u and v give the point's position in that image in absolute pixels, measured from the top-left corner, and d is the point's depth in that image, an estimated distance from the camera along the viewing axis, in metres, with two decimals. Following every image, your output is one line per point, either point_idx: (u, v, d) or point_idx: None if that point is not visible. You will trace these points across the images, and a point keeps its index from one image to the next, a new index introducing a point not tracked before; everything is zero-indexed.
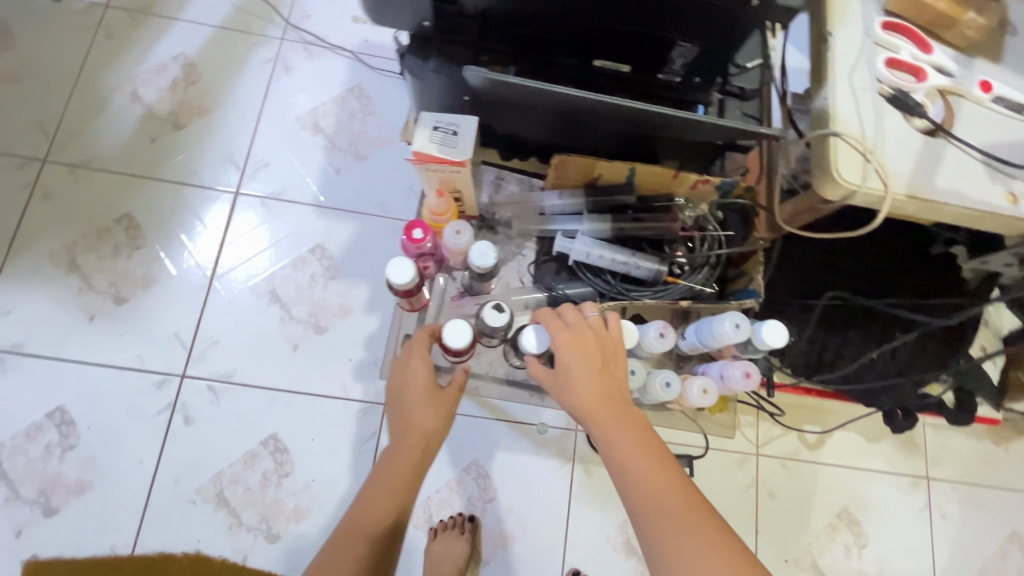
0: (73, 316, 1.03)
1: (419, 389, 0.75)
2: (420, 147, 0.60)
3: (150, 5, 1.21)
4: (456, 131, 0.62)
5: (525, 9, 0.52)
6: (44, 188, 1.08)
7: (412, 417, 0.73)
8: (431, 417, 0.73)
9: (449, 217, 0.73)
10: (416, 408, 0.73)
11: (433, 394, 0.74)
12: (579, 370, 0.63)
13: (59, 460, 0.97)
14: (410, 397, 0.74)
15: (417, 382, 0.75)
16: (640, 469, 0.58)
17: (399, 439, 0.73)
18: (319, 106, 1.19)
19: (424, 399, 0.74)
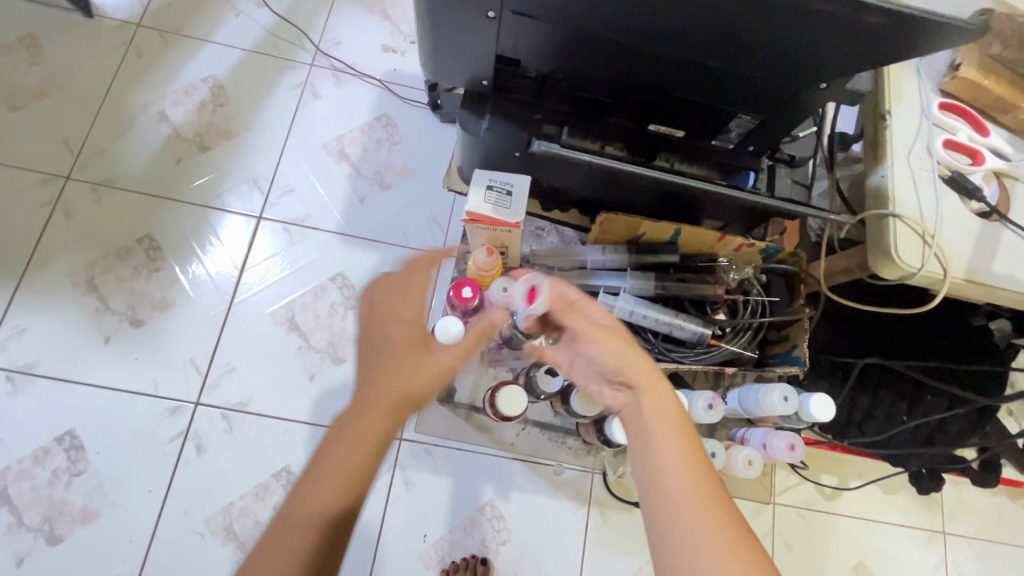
0: (88, 338, 1.01)
1: (397, 341, 0.57)
2: (475, 208, 0.60)
3: (182, 26, 1.21)
4: (511, 191, 0.62)
5: (591, 78, 0.53)
6: (66, 205, 1.08)
7: (383, 379, 0.55)
8: (408, 383, 0.55)
9: (495, 273, 0.71)
10: (385, 366, 0.56)
11: (425, 359, 0.57)
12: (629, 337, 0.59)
13: (66, 486, 0.94)
14: (382, 349, 0.57)
15: (392, 335, 0.57)
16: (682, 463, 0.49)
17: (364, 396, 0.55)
18: (346, 133, 1.19)
19: (399, 356, 0.56)
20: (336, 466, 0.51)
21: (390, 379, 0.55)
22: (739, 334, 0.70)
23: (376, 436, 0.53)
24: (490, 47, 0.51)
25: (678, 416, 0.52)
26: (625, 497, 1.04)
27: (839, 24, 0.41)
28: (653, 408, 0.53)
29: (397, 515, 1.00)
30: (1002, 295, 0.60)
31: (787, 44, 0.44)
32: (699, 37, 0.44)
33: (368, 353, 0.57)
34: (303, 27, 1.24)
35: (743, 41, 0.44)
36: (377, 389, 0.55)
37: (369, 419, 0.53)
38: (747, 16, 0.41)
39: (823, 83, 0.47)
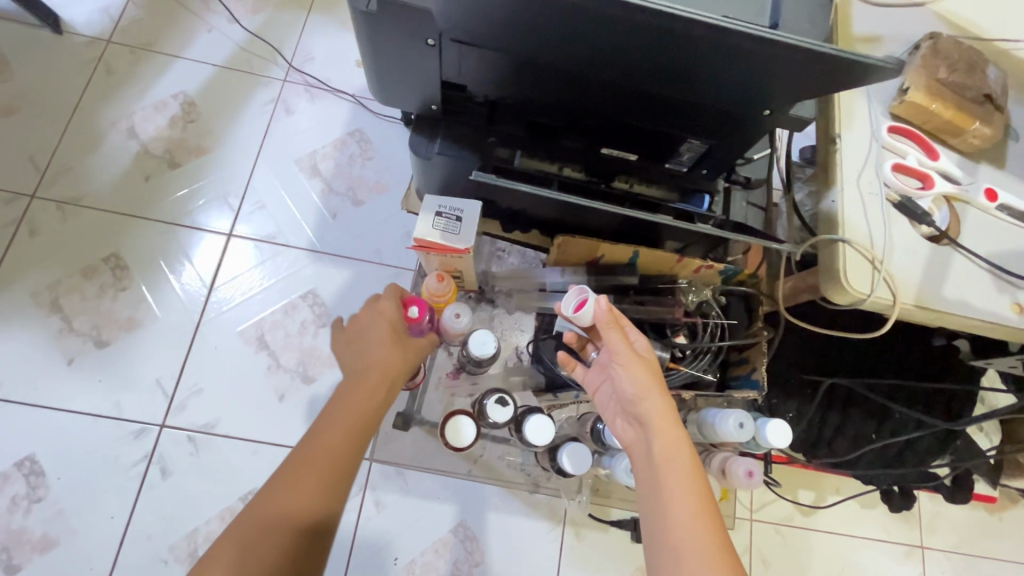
0: (50, 359, 0.99)
1: (380, 329, 0.67)
2: (422, 235, 0.59)
3: (153, 42, 1.20)
4: (460, 217, 0.61)
5: (539, 104, 0.53)
6: (30, 224, 1.06)
7: (372, 357, 0.64)
8: (393, 359, 0.65)
9: (449, 299, 0.73)
10: (373, 347, 0.65)
11: (406, 340, 0.67)
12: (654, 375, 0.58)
13: (25, 513, 0.92)
14: (366, 336, 0.66)
15: (377, 322, 0.67)
16: (691, 517, 0.50)
17: (352, 377, 0.63)
18: (319, 149, 1.18)
19: (385, 337, 0.66)
20: (332, 430, 0.59)
21: (377, 356, 0.64)
22: (699, 357, 0.69)
23: (366, 410, 0.60)
24: (435, 71, 0.50)
25: (691, 465, 0.53)
26: (600, 517, 1.03)
27: (775, 60, 0.40)
28: (667, 451, 0.54)
29: (367, 538, 0.98)
30: (957, 320, 0.58)
31: (729, 73, 0.43)
32: (640, 65, 0.44)
33: (354, 339, 0.66)
34: (276, 43, 1.24)
35: (682, 69, 0.43)
36: (366, 365, 0.64)
37: (361, 388, 0.61)
38: (683, 46, 0.41)
39: (766, 110, 0.47)
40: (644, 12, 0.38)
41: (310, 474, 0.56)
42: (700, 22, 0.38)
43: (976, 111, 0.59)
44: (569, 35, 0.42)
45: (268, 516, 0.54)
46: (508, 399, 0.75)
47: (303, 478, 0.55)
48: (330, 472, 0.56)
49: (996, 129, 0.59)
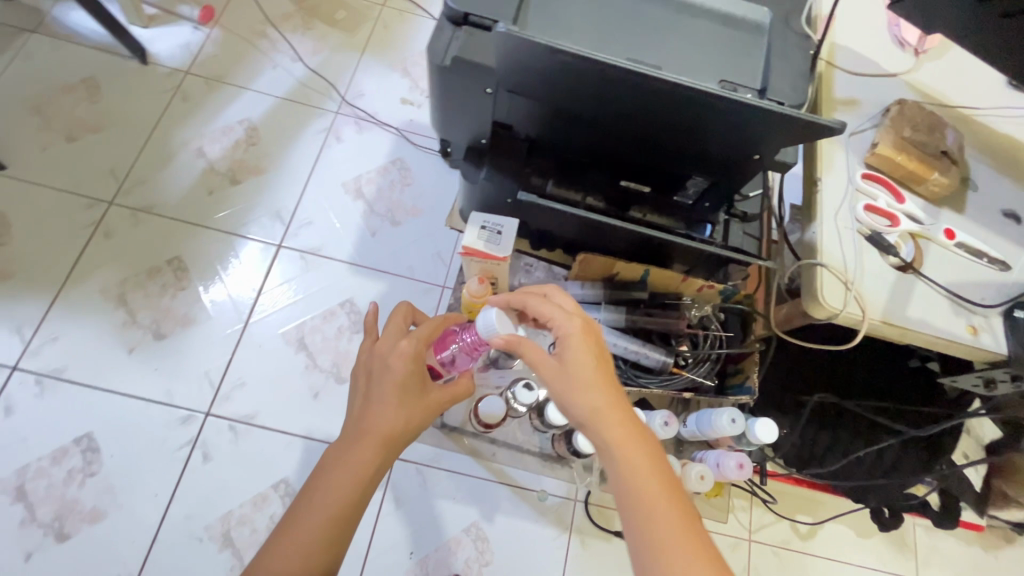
0: (113, 348, 1.10)
1: (387, 383, 0.64)
2: (470, 243, 0.69)
3: (224, 74, 1.36)
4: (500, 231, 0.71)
5: (569, 142, 0.64)
6: (106, 227, 1.19)
7: (377, 416, 0.63)
8: (398, 421, 0.63)
9: (486, 301, 0.76)
10: (379, 403, 0.63)
11: (413, 404, 0.64)
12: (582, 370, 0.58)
13: (79, 485, 1.01)
14: (375, 388, 0.64)
15: (390, 374, 0.64)
16: (650, 504, 0.53)
17: (354, 434, 0.62)
18: (363, 174, 1.31)
19: (393, 396, 0.63)
20: (327, 491, 0.60)
21: (382, 416, 0.63)
22: (700, 364, 0.78)
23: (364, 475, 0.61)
24: (487, 112, 0.62)
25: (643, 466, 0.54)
26: (605, 526, 1.09)
27: (761, 119, 0.51)
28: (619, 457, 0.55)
29: (385, 532, 1.05)
30: (920, 338, 0.67)
31: (722, 126, 0.53)
32: (653, 115, 0.54)
33: (366, 389, 0.65)
34: (332, 80, 1.39)
35: (685, 121, 0.54)
36: (369, 424, 0.63)
37: (360, 452, 0.61)
38: (685, 104, 0.51)
39: (756, 155, 0.57)
40: (657, 81, 0.49)
41: (307, 536, 0.58)
42: (700, 90, 0.49)
43: (938, 162, 0.69)
44: (598, 92, 0.53)
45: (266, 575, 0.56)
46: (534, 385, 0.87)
47: (297, 539, 0.58)
48: (326, 534, 0.58)
49: (953, 179, 0.69)
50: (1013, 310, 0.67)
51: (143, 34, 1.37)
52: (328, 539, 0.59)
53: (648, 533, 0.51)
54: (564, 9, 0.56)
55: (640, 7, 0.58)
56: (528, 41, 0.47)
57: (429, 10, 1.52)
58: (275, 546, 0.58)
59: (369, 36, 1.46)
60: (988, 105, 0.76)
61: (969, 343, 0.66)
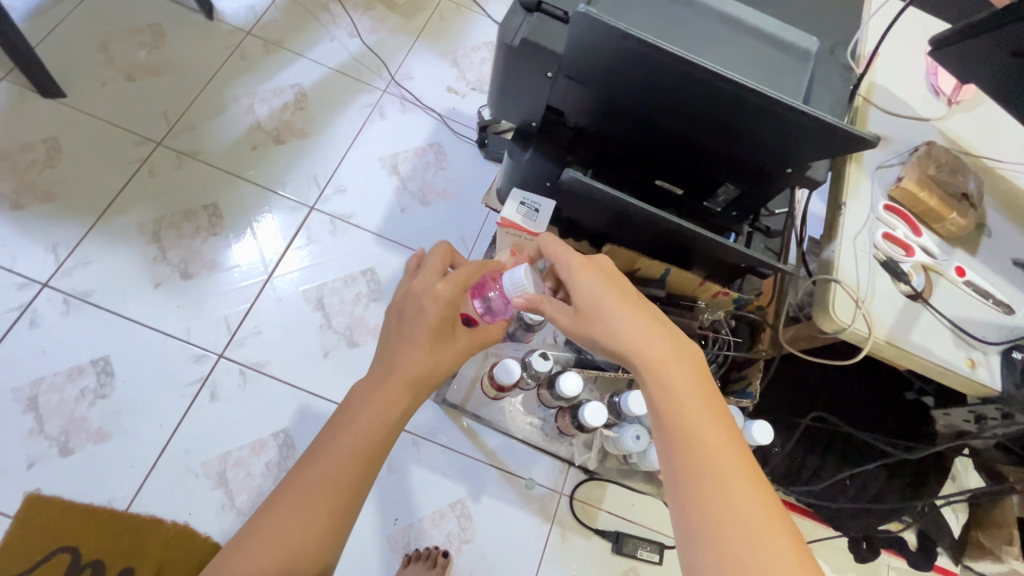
0: (141, 281, 1.14)
1: (421, 325, 0.66)
2: (506, 215, 0.74)
3: (283, 40, 1.42)
4: (538, 210, 0.75)
5: (614, 135, 0.68)
6: (152, 166, 1.23)
7: (408, 357, 0.65)
8: (427, 362, 0.66)
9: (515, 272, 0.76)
10: (410, 345, 0.66)
11: (442, 349, 0.67)
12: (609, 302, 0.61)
13: (89, 405, 1.04)
14: (407, 329, 0.66)
15: (423, 317, 0.66)
16: (699, 434, 0.53)
17: (384, 370, 0.66)
18: (400, 152, 1.36)
19: (424, 340, 0.66)
20: (356, 421, 0.63)
21: (411, 359, 0.65)
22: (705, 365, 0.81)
23: (390, 407, 0.64)
24: (543, 97, 0.66)
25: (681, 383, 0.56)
26: (587, 523, 1.11)
27: (801, 128, 0.54)
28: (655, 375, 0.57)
29: (372, 496, 1.07)
30: (920, 363, 0.70)
31: (763, 132, 0.57)
32: (701, 114, 0.58)
33: (398, 328, 0.67)
34: (384, 59, 1.45)
35: (727, 124, 0.58)
36: (398, 364, 0.65)
37: (386, 388, 0.65)
38: (733, 106, 0.55)
39: (788, 168, 0.61)
40: (713, 81, 0.53)
41: (336, 462, 0.61)
42: (751, 94, 0.52)
43: (958, 203, 0.73)
44: (653, 84, 0.57)
45: (293, 502, 0.59)
46: (549, 356, 0.90)
47: (326, 470, 0.61)
48: (349, 468, 0.61)
49: (969, 221, 0.72)
50: (1012, 351, 0.70)
51: None
52: (352, 472, 0.62)
53: (695, 459, 0.52)
54: (629, 10, 0.61)
55: (699, 19, 0.62)
56: (601, 27, 0.51)
57: (486, 8, 1.58)
58: (301, 476, 0.61)
59: (425, 24, 1.51)
60: (1010, 161, 0.80)
61: (967, 375, 0.69)
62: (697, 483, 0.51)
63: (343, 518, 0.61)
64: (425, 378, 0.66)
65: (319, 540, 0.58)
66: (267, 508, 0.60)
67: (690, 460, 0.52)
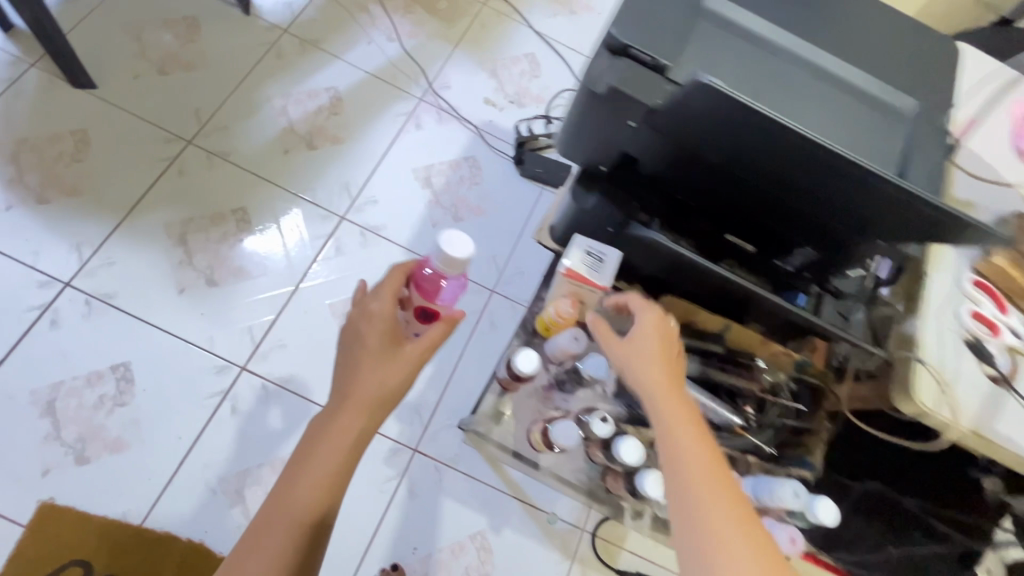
0: (165, 285, 1.11)
1: (369, 347, 0.68)
2: (571, 267, 0.69)
3: (320, 40, 1.37)
4: (602, 260, 0.71)
5: (690, 187, 0.64)
6: (181, 165, 1.20)
7: (355, 379, 0.67)
8: (380, 381, 0.67)
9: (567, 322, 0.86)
10: (362, 366, 0.67)
11: (387, 359, 0.68)
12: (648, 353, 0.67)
13: (107, 413, 1.01)
14: (358, 353, 0.68)
15: (368, 340, 0.68)
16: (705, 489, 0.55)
17: (340, 396, 0.67)
18: (434, 164, 1.32)
19: (370, 360, 0.67)
20: (321, 451, 0.66)
21: (361, 380, 0.67)
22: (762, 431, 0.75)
23: (352, 430, 0.66)
24: (619, 143, 0.62)
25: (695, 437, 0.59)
26: (608, 563, 1.09)
27: (903, 205, 0.53)
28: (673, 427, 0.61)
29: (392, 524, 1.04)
30: (1000, 449, 0.75)
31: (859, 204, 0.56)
32: (794, 179, 0.56)
33: (348, 354, 0.69)
34: (422, 66, 1.41)
35: (823, 191, 0.56)
36: (352, 388, 0.67)
37: (345, 413, 0.66)
38: (838, 178, 0.53)
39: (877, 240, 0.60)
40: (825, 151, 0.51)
41: (304, 492, 0.64)
42: (862, 168, 0.51)
43: None
44: (754, 147, 0.54)
45: (272, 533, 0.62)
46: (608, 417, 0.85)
47: (295, 499, 0.64)
48: (318, 493, 0.64)
49: None
50: None
51: None
52: (320, 497, 0.64)
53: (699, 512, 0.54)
54: (720, 62, 0.58)
55: (789, 72, 0.59)
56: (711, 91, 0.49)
57: (528, 18, 1.54)
58: (272, 506, 0.64)
59: (466, 31, 1.47)
60: None
61: None
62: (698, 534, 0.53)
63: (317, 539, 0.64)
64: (382, 394, 0.67)
65: (296, 562, 0.62)
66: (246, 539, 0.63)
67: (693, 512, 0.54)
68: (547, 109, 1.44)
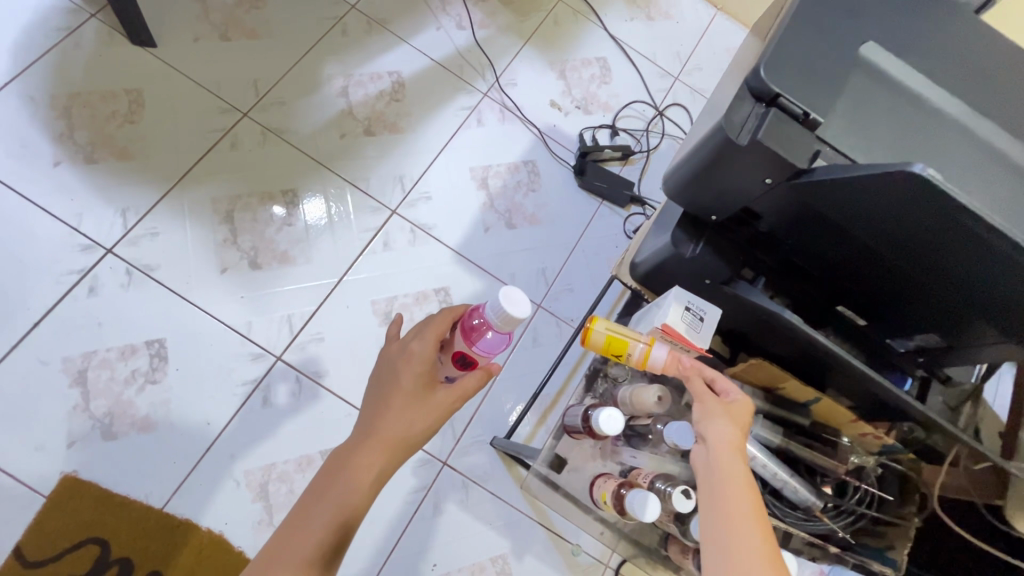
0: (207, 263, 1.07)
1: (400, 386, 0.64)
2: (671, 322, 0.70)
3: (388, 21, 1.31)
4: (701, 317, 0.72)
5: (812, 253, 0.64)
6: (234, 138, 1.15)
7: (381, 419, 0.63)
8: (408, 424, 0.63)
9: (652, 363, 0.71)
10: (392, 405, 0.63)
11: (418, 405, 0.63)
12: (732, 422, 0.61)
13: (137, 389, 0.98)
14: (389, 391, 0.64)
15: (399, 378, 0.64)
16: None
17: (363, 431, 0.63)
18: (492, 166, 1.27)
19: (402, 402, 0.63)
20: (336, 490, 0.61)
21: (390, 421, 0.62)
22: (839, 515, 0.74)
23: (371, 472, 0.61)
24: (741, 199, 0.62)
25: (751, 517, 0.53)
26: None
27: None
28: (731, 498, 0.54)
29: (414, 537, 1.01)
30: None
31: (998, 296, 0.52)
32: (937, 263, 0.53)
33: (377, 390, 0.65)
34: (489, 60, 1.34)
35: (959, 277, 0.53)
36: (378, 425, 0.62)
37: (366, 451, 0.62)
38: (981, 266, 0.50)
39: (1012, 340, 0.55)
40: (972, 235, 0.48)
41: (312, 534, 0.58)
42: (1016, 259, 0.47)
43: None
44: (893, 223, 0.52)
45: None
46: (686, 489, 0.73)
47: (302, 541, 0.58)
48: (324, 538, 0.58)
49: None
50: None
51: None
52: (327, 543, 0.58)
53: None
54: (876, 123, 0.54)
55: (957, 142, 0.55)
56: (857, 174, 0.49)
57: (603, 20, 1.46)
58: (278, 546, 0.58)
59: (538, 26, 1.40)
60: None
61: None
62: None
63: None
64: (408, 438, 0.63)
65: None
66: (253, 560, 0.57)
67: None
68: (613, 118, 1.38)
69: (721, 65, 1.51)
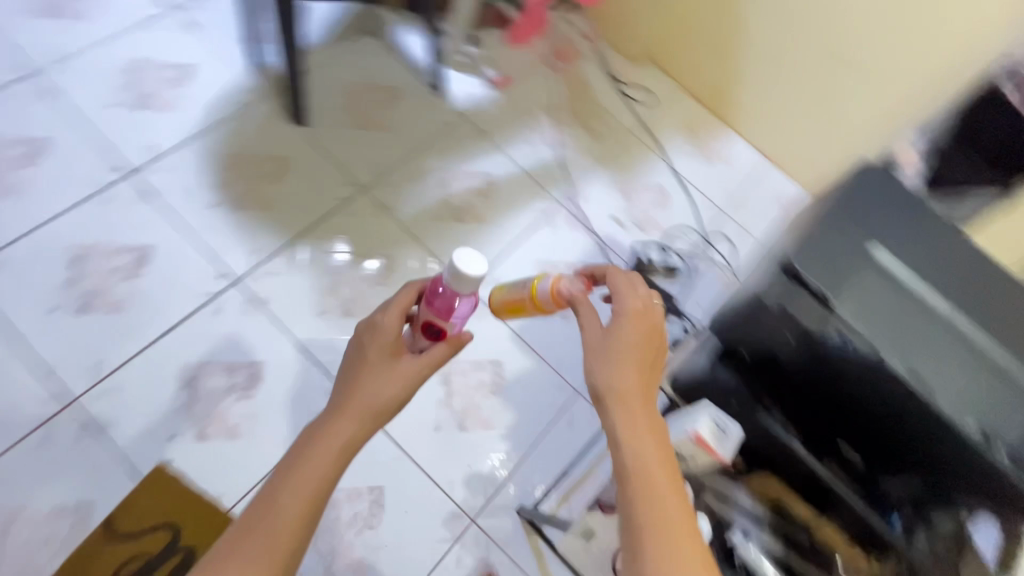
0: (310, 305, 1.27)
1: (376, 355, 0.80)
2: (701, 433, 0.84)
3: (490, 132, 1.58)
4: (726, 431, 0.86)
5: (821, 393, 0.83)
6: (351, 207, 1.40)
7: (359, 386, 0.78)
8: (387, 390, 0.78)
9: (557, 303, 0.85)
10: (371, 373, 0.79)
11: (389, 368, 0.80)
12: (627, 353, 0.74)
13: (233, 401, 1.15)
14: (369, 363, 0.80)
15: (370, 350, 0.80)
16: (656, 493, 0.65)
17: (344, 397, 0.78)
18: (556, 263, 1.47)
19: (374, 369, 0.79)
20: (325, 444, 0.74)
21: (366, 385, 0.78)
22: None
23: (356, 431, 0.76)
24: (765, 337, 0.84)
25: (654, 449, 0.68)
26: None
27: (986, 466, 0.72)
28: (634, 436, 0.68)
29: None
30: None
31: (953, 454, 0.74)
32: (911, 419, 0.76)
33: (355, 368, 0.80)
34: (568, 175, 1.59)
35: (927, 433, 0.75)
36: (359, 392, 0.78)
37: (348, 414, 0.76)
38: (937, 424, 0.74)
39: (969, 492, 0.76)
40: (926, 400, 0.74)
41: (308, 477, 0.72)
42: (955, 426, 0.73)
43: None
44: (878, 380, 0.76)
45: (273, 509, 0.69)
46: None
47: (299, 480, 0.71)
48: (320, 479, 0.72)
49: None
50: None
51: (447, 70, 1.60)
52: (321, 487, 0.72)
53: (655, 519, 0.63)
54: (876, 308, 0.78)
55: (937, 332, 0.77)
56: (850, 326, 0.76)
57: (668, 155, 1.69)
58: (285, 483, 0.71)
59: (613, 154, 1.65)
60: None
61: None
62: (648, 540, 0.62)
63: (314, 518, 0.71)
64: (386, 402, 0.78)
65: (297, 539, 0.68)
66: (265, 492, 0.71)
67: (642, 512, 0.64)
68: (666, 239, 1.58)
69: (768, 208, 1.70)
